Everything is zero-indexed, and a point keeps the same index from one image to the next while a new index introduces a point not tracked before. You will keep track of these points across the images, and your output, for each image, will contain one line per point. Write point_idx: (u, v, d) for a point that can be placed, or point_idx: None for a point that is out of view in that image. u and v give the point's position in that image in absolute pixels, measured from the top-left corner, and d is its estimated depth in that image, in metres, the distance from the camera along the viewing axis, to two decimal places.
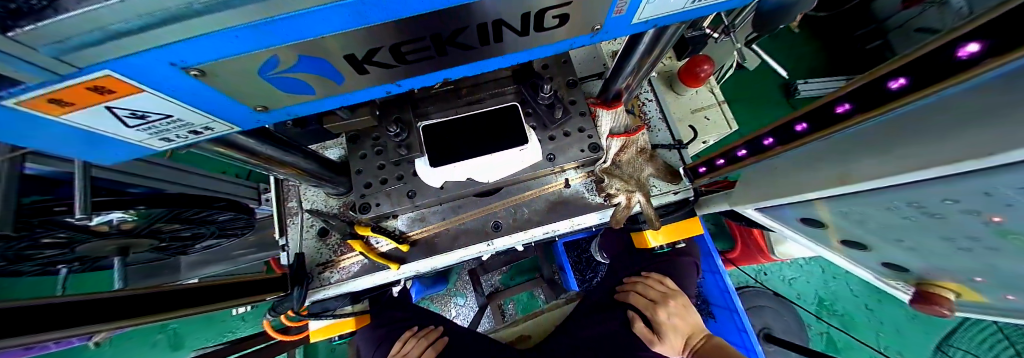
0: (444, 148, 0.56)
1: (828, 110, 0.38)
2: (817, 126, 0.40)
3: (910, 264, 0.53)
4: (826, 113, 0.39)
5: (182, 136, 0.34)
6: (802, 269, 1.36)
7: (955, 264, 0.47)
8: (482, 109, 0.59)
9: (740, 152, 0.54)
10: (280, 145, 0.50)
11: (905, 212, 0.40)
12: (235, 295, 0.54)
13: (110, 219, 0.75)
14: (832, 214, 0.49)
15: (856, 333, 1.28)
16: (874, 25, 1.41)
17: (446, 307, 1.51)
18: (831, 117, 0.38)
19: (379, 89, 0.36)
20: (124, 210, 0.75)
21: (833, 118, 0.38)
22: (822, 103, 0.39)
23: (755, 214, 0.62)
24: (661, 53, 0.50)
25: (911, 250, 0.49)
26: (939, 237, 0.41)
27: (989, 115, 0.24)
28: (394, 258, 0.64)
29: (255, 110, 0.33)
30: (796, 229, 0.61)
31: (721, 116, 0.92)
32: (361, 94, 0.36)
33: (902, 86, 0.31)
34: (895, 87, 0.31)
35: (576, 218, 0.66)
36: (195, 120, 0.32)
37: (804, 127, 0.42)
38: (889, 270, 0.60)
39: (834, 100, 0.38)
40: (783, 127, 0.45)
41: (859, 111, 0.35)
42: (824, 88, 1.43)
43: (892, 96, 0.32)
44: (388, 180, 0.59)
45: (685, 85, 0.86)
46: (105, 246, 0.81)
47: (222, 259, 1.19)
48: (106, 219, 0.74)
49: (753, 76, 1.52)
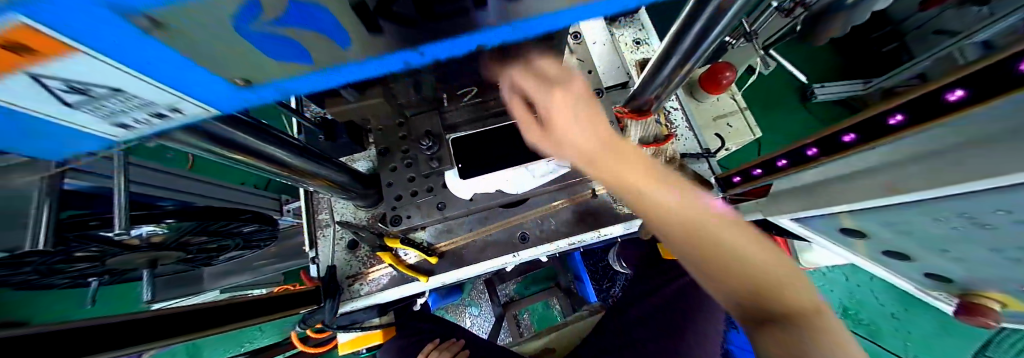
0: (473, 160, 0.60)
1: (879, 121, 0.36)
2: (866, 138, 0.37)
3: (955, 277, 0.50)
4: (876, 124, 0.36)
5: (144, 121, 0.21)
6: (825, 276, 1.32)
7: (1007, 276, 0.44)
8: (511, 122, 0.61)
9: (780, 162, 0.51)
10: (316, 158, 0.50)
11: (954, 223, 0.38)
12: (274, 310, 0.54)
13: (143, 232, 0.78)
14: (873, 225, 0.47)
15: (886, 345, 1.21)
16: (889, 27, 1.39)
17: (461, 317, 1.50)
18: (884, 129, 0.35)
19: (397, 59, 0.25)
20: (156, 224, 0.79)
21: (884, 130, 0.35)
22: (869, 114, 0.36)
23: (791, 225, 0.60)
24: (696, 62, 0.52)
25: (959, 262, 0.46)
26: (988, 248, 0.39)
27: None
28: (422, 270, 0.64)
29: (235, 86, 0.19)
30: (834, 240, 0.59)
31: (743, 122, 0.91)
32: (377, 64, 0.24)
33: (961, 97, 0.28)
34: (952, 99, 0.29)
35: (603, 228, 0.65)
36: (160, 99, 0.18)
37: (853, 137, 0.39)
38: (932, 281, 0.56)
39: (885, 111, 0.35)
40: (828, 138, 0.42)
41: (914, 124, 0.32)
42: (841, 92, 1.42)
43: (951, 107, 0.29)
44: (418, 192, 0.60)
45: (706, 92, 0.86)
46: (136, 259, 0.75)
47: (244, 269, 1.20)
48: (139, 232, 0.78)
49: (769, 81, 1.50)
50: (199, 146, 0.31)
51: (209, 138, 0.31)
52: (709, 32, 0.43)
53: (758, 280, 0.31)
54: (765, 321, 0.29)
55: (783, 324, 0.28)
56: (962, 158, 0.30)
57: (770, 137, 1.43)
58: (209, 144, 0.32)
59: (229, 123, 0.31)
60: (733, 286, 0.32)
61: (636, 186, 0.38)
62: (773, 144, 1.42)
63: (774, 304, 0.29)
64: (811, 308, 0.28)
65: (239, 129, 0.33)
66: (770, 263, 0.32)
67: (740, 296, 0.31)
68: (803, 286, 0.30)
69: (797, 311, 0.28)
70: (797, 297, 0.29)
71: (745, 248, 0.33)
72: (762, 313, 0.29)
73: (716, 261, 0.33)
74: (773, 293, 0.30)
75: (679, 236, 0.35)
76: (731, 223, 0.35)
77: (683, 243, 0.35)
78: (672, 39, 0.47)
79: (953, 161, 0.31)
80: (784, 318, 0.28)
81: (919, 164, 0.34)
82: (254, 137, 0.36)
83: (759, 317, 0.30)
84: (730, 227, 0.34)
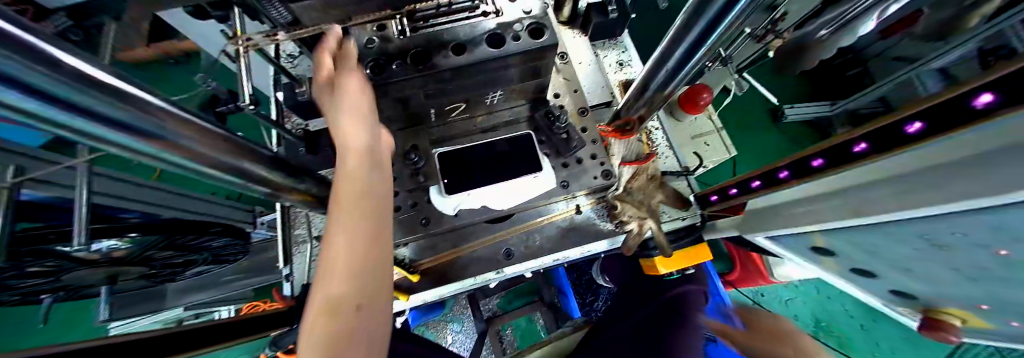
0: (459, 174, 0.59)
1: (895, 129, 0.32)
2: (877, 148, 0.34)
3: (916, 294, 0.52)
4: (892, 133, 0.32)
5: None
6: (798, 289, 1.36)
7: (958, 294, 0.46)
8: (499, 137, 0.62)
9: (783, 173, 0.49)
10: (293, 172, 0.48)
11: (913, 243, 0.40)
12: (239, 334, 0.51)
13: (102, 246, 0.71)
14: (843, 243, 0.49)
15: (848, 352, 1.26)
16: (851, 54, 1.52)
17: (442, 334, 1.45)
18: (900, 137, 0.32)
19: None
20: (118, 238, 0.74)
21: (897, 140, 0.32)
22: (888, 121, 0.33)
23: (765, 243, 0.63)
24: (678, 85, 0.55)
25: (920, 280, 0.48)
26: (945, 267, 0.41)
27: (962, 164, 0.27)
28: (402, 287, 0.62)
29: None
30: (805, 258, 0.61)
31: (720, 142, 0.95)
32: None
33: (920, 129, 0.30)
34: (912, 131, 0.30)
35: (586, 245, 0.66)
36: None
37: (865, 147, 0.36)
38: (896, 298, 0.58)
39: (903, 119, 0.31)
40: (840, 147, 0.39)
41: (928, 134, 0.29)
42: (810, 112, 1.51)
43: (909, 139, 0.31)
44: (401, 208, 0.59)
45: (685, 111, 0.89)
46: (90, 275, 0.73)
47: (212, 285, 1.13)
48: (98, 247, 0.71)
49: (746, 101, 1.57)
50: (126, 143, 0.27)
51: (141, 136, 0.27)
52: (690, 57, 0.45)
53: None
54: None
55: None
56: (902, 187, 0.34)
57: (746, 155, 1.50)
58: (138, 142, 0.27)
59: (161, 120, 0.27)
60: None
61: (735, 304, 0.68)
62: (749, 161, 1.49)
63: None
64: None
65: (181, 129, 0.29)
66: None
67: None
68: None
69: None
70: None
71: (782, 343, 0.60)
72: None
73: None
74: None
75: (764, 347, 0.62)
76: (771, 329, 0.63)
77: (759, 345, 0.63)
78: (656, 59, 0.50)
79: (899, 187, 0.34)
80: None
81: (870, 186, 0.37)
82: (214, 143, 0.34)
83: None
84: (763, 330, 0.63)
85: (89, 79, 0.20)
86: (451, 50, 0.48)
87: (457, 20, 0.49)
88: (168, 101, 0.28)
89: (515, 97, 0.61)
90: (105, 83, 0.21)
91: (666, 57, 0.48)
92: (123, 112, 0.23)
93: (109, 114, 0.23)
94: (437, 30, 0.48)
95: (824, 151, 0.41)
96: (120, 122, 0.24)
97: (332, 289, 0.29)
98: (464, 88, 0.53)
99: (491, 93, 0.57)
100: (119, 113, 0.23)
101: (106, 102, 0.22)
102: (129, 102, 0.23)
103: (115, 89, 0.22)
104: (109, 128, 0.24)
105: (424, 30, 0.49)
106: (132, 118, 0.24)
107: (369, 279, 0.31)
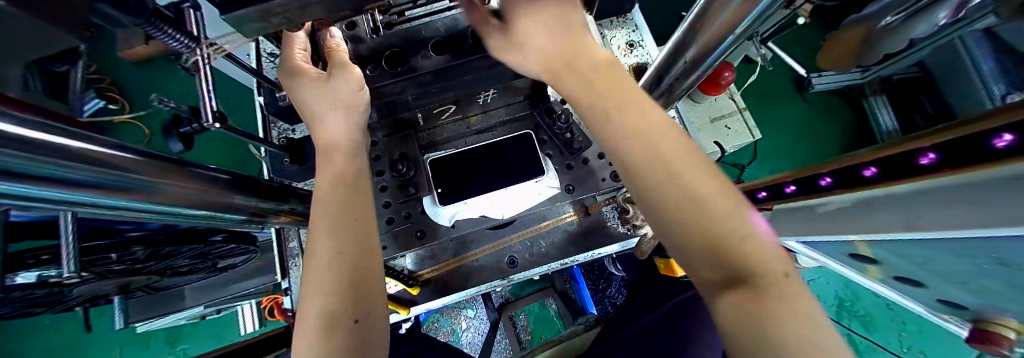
0: (453, 183, 0.55)
1: (981, 141, 0.23)
2: (954, 162, 0.25)
3: (968, 305, 0.45)
4: (976, 146, 0.23)
5: None
6: (821, 270, 1.31)
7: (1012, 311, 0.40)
8: (498, 138, 0.57)
9: (823, 180, 0.41)
10: (267, 193, 0.47)
11: (978, 261, 0.33)
12: None
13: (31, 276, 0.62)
14: (889, 253, 0.43)
15: (870, 333, 1.22)
16: None
17: (456, 320, 1.47)
18: (982, 153, 0.23)
19: None
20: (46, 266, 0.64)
21: (980, 155, 0.23)
22: (976, 131, 0.24)
23: (796, 246, 0.58)
24: (699, 78, 0.49)
25: (975, 294, 0.41)
26: (1009, 287, 0.34)
27: (1013, 185, 0.22)
28: (403, 300, 0.62)
29: None
30: (837, 259, 0.56)
31: (742, 124, 0.87)
32: None
33: (1008, 144, 0.21)
34: (999, 146, 0.21)
35: (597, 249, 0.61)
36: None
37: (933, 159, 0.27)
38: (942, 305, 0.52)
39: (992, 128, 0.22)
40: (904, 156, 0.30)
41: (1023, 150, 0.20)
42: (839, 81, 1.37)
43: (993, 158, 0.22)
44: (394, 220, 0.55)
45: (703, 92, 0.80)
46: (104, 286, 0.69)
47: None
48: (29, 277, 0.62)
49: (769, 74, 1.44)
50: (54, 196, 0.25)
51: (77, 187, 0.25)
52: (720, 42, 0.38)
53: (721, 230, 0.28)
54: (738, 285, 0.26)
55: (738, 296, 0.26)
56: (939, 198, 0.28)
57: (767, 134, 1.40)
58: (68, 194, 0.25)
59: (101, 171, 0.25)
60: (693, 241, 0.28)
61: (653, 153, 0.32)
62: (767, 140, 1.39)
63: (734, 263, 0.27)
64: (749, 266, 0.26)
65: (118, 176, 0.26)
66: (751, 232, 0.28)
67: (699, 256, 0.29)
68: (773, 256, 0.27)
69: (771, 279, 0.26)
70: (758, 260, 0.26)
71: (750, 235, 0.27)
72: (727, 265, 0.27)
73: (645, 197, 0.32)
74: (753, 259, 0.26)
75: (702, 244, 0.28)
76: (720, 197, 0.29)
77: (676, 228, 0.30)
78: (673, 46, 0.44)
79: (935, 200, 0.29)
80: (759, 283, 0.26)
81: (893, 197, 0.32)
82: (171, 180, 0.31)
83: (723, 272, 0.27)
84: (724, 202, 0.29)
85: (25, 141, 0.19)
86: (433, 48, 0.45)
87: (437, 13, 0.45)
88: (106, 146, 0.25)
89: (511, 94, 0.56)
90: (30, 142, 0.19)
91: (687, 46, 0.42)
92: (56, 168, 0.21)
93: (40, 173, 0.21)
94: (414, 25, 0.44)
95: (881, 158, 0.33)
96: (56, 178, 0.22)
97: (327, 304, 0.35)
98: (454, 87, 0.47)
99: (484, 92, 0.53)
100: (53, 168, 0.21)
101: (39, 162, 0.20)
102: (70, 157, 0.22)
103: (50, 146, 0.20)
104: (34, 185, 0.22)
105: (399, 26, 0.44)
106: (70, 173, 0.23)
107: (353, 300, 0.36)
